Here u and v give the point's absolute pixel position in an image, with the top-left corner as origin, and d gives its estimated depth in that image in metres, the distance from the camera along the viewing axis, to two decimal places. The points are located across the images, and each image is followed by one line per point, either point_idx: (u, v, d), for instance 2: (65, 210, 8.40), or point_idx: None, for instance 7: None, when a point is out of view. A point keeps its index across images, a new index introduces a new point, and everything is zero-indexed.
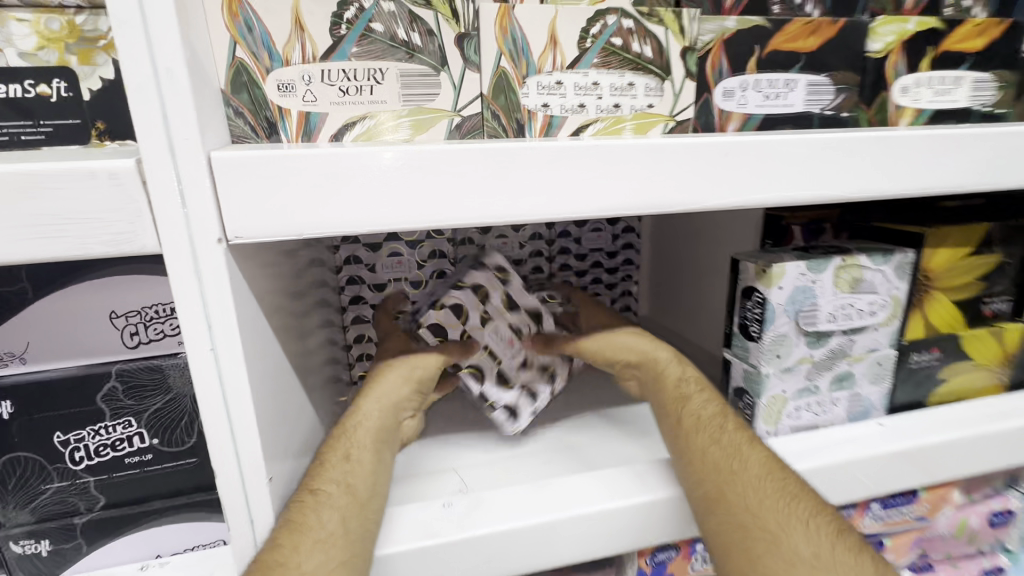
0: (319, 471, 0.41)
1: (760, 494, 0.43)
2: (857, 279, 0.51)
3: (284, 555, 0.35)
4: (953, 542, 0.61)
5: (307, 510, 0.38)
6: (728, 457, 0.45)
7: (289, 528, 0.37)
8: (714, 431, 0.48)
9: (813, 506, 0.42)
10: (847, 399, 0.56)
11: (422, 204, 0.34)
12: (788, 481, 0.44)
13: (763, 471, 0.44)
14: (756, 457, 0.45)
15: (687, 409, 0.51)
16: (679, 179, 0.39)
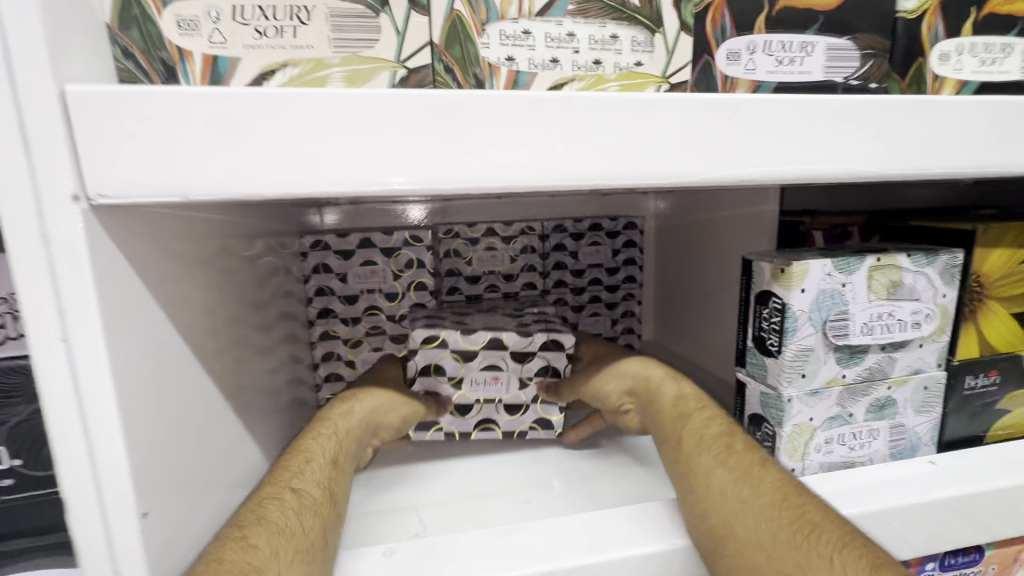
0: (302, 467, 0.38)
1: (770, 530, 0.33)
2: (896, 283, 0.43)
3: (263, 559, 0.30)
4: None
5: (290, 506, 0.34)
6: (735, 482, 0.37)
7: (263, 522, 0.32)
8: (719, 452, 0.40)
9: (840, 537, 0.31)
10: (888, 431, 0.46)
11: (345, 161, 0.27)
12: (808, 508, 0.34)
13: (777, 499, 0.35)
14: (767, 481, 0.36)
15: (690, 426, 0.44)
16: (673, 142, 0.31)
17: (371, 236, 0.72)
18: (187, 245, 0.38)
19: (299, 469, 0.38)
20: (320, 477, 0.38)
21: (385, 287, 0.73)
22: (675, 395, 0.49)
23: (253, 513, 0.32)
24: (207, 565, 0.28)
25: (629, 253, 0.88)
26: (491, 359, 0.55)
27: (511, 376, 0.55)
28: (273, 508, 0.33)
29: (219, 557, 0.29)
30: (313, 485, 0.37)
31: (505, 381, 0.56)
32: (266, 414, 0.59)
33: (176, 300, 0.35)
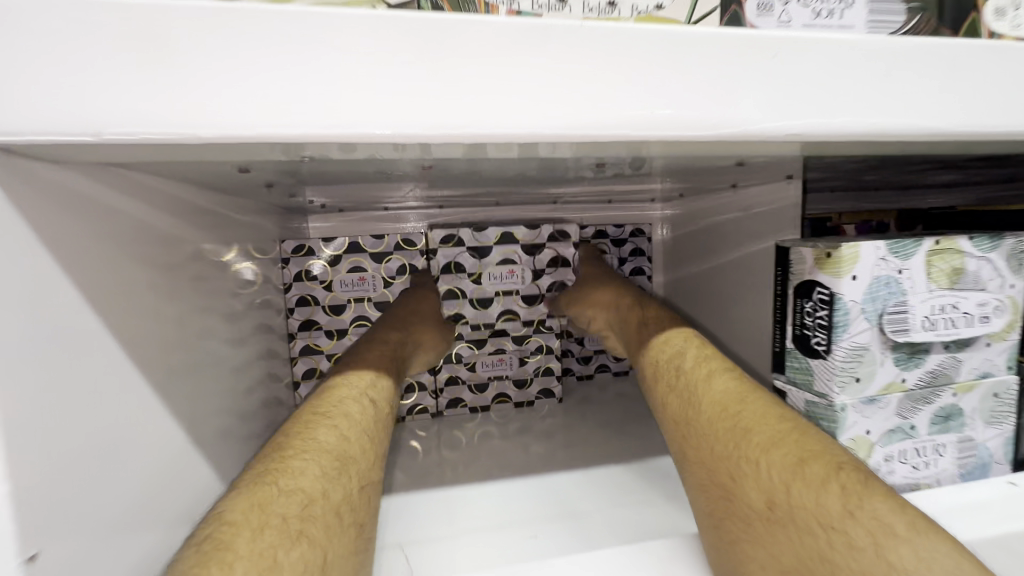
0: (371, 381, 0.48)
1: (711, 443, 0.36)
2: (958, 270, 0.37)
3: (350, 449, 0.38)
4: None
5: (365, 414, 0.42)
6: (686, 404, 0.40)
7: (349, 420, 0.40)
8: (672, 376, 0.44)
9: (767, 439, 0.33)
10: (956, 447, 0.40)
11: (315, 100, 0.22)
12: (744, 412, 0.36)
13: (717, 409, 0.38)
14: (711, 394, 0.39)
15: (655, 357, 0.48)
16: (702, 89, 0.26)
17: (361, 240, 0.70)
18: (127, 229, 0.32)
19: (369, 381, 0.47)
20: (382, 394, 0.47)
21: (374, 295, 0.70)
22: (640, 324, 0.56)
23: (337, 411, 0.40)
24: (304, 443, 0.36)
25: (636, 262, 0.84)
26: (504, 254, 0.70)
27: (524, 271, 0.71)
28: (354, 410, 0.42)
29: (318, 438, 0.37)
30: (377, 398, 0.46)
31: (519, 274, 0.71)
32: (239, 437, 0.52)
33: (100, 292, 0.29)
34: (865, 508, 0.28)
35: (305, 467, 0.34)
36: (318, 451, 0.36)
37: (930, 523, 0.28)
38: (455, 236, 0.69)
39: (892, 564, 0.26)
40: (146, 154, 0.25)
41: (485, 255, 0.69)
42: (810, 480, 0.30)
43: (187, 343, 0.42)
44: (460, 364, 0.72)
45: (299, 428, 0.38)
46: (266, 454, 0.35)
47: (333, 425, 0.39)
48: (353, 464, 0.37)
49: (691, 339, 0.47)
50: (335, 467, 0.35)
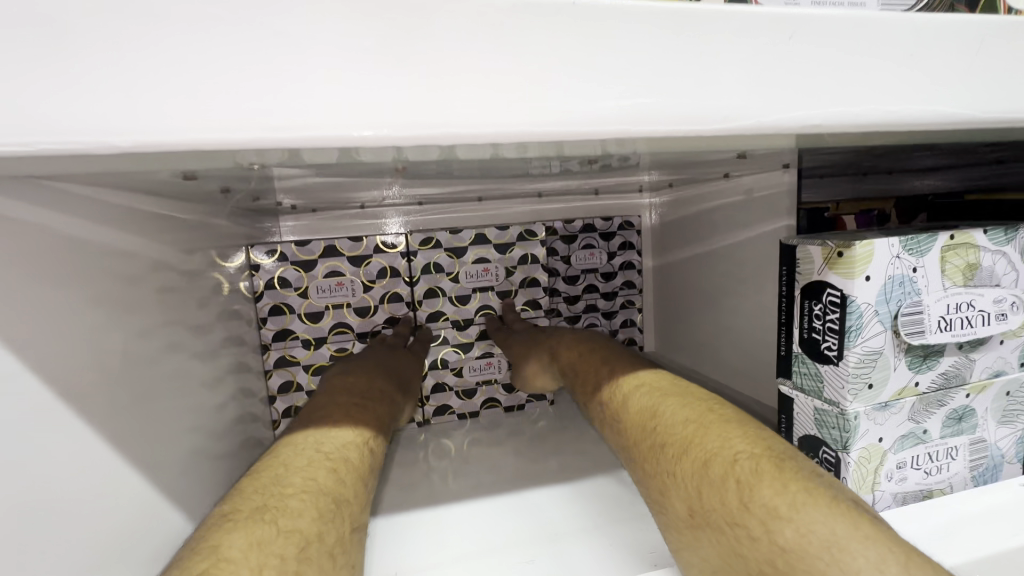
0: (368, 419, 0.43)
1: (637, 458, 0.34)
2: (973, 266, 0.35)
3: (345, 490, 0.33)
4: None
5: (360, 454, 0.37)
6: (614, 420, 0.38)
7: (348, 463, 0.35)
8: (602, 391, 0.42)
9: (679, 442, 0.31)
10: (968, 450, 0.38)
11: (260, 100, 0.19)
12: (659, 417, 0.34)
13: (635, 423, 0.36)
14: (630, 405, 0.37)
15: (581, 390, 0.47)
16: (709, 77, 0.23)
17: (337, 243, 0.66)
18: (50, 247, 0.28)
19: (365, 422, 0.42)
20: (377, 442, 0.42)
21: (353, 300, 0.66)
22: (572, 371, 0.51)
23: (333, 451, 0.35)
24: (304, 482, 0.31)
25: (625, 256, 0.80)
26: (479, 252, 0.69)
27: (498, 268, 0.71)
28: (352, 454, 0.37)
29: (318, 477, 0.32)
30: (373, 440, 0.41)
31: (494, 271, 0.70)
32: (213, 460, 0.49)
33: (11, 324, 0.24)
34: (759, 497, 0.26)
35: (302, 507, 0.29)
36: (318, 489, 0.31)
37: (819, 496, 0.25)
38: (432, 238, 0.68)
39: (785, 550, 0.24)
40: (67, 167, 0.21)
41: (460, 255, 0.69)
42: (709, 481, 0.28)
43: (144, 365, 0.38)
44: (446, 369, 0.69)
45: (297, 461, 0.33)
46: (261, 486, 0.30)
47: (334, 464, 0.34)
48: (346, 514, 0.32)
49: (609, 357, 0.46)
50: (330, 513, 0.31)
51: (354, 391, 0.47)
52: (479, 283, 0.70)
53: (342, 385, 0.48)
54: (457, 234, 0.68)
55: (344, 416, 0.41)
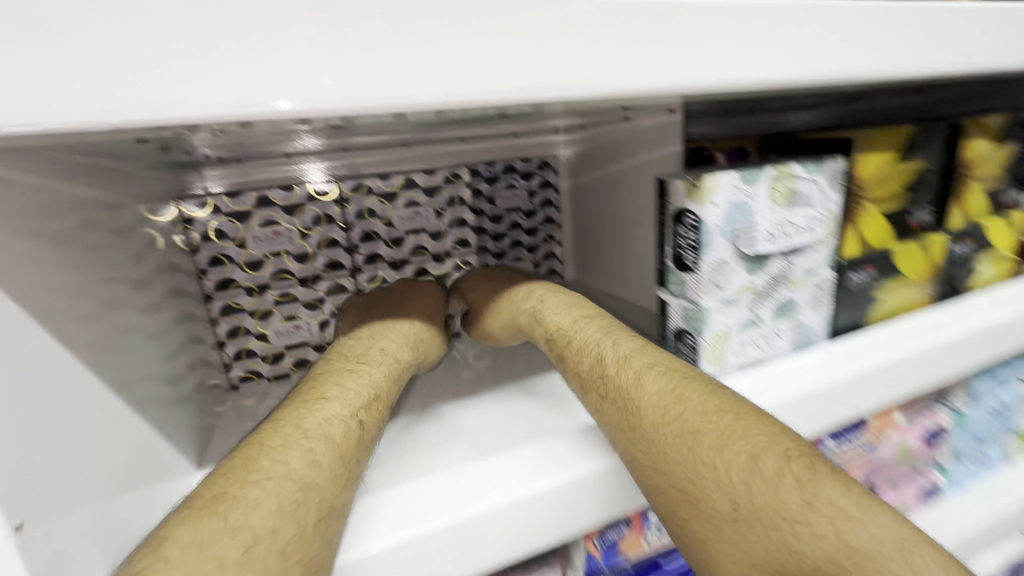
0: (365, 387, 0.44)
1: (656, 447, 0.37)
2: (792, 192, 0.46)
3: (321, 476, 0.34)
4: (897, 466, 0.62)
5: (349, 433, 0.39)
6: (622, 411, 0.40)
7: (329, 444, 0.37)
8: (601, 377, 0.44)
9: (718, 438, 0.35)
10: (790, 330, 0.51)
11: (220, 81, 0.24)
12: (685, 413, 0.37)
13: (660, 417, 0.38)
14: (648, 398, 0.39)
15: (576, 367, 0.48)
16: (579, 53, 0.30)
17: (269, 193, 0.67)
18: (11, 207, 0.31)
19: (360, 392, 0.43)
20: (375, 415, 0.43)
21: (291, 247, 0.69)
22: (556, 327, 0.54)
23: (308, 433, 0.37)
24: (270, 468, 0.33)
25: (545, 194, 0.87)
26: (409, 196, 0.74)
27: (429, 211, 0.76)
28: (337, 430, 0.38)
29: (288, 464, 0.34)
30: (366, 419, 0.41)
31: (425, 213, 0.76)
32: (174, 401, 0.53)
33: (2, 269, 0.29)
34: (823, 497, 0.31)
35: (261, 498, 0.31)
36: (281, 477, 0.33)
37: (873, 503, 0.32)
38: (362, 185, 0.71)
39: (852, 548, 0.29)
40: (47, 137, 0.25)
41: (391, 199, 0.73)
42: (766, 479, 0.32)
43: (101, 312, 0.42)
44: None
45: (273, 441, 0.36)
46: (229, 471, 0.34)
47: (310, 449, 0.35)
48: (314, 503, 0.33)
49: (609, 336, 0.48)
50: (291, 510, 0.32)
51: (349, 363, 0.48)
52: (412, 225, 0.75)
53: (329, 364, 0.48)
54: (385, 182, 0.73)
55: (340, 389, 0.43)
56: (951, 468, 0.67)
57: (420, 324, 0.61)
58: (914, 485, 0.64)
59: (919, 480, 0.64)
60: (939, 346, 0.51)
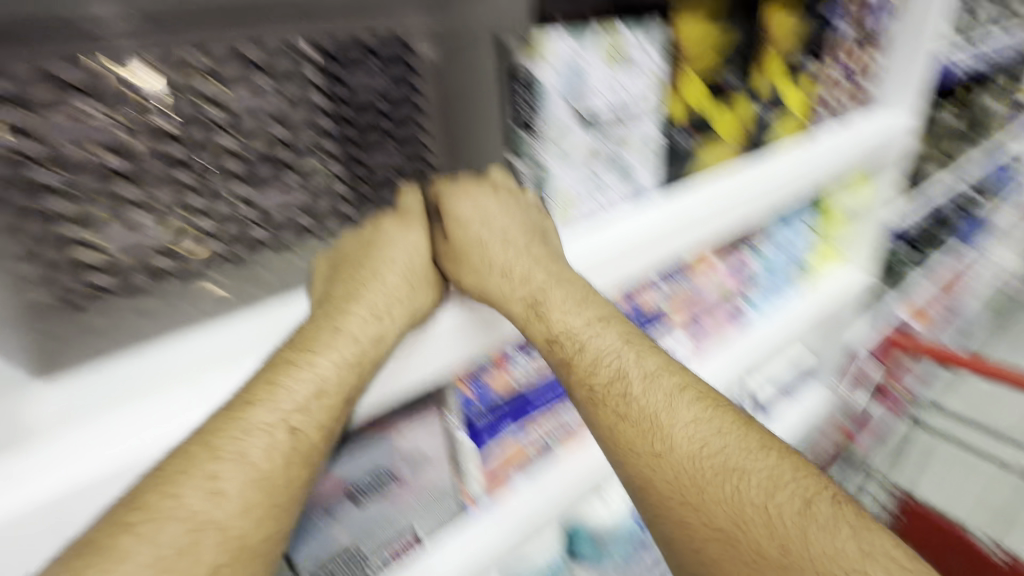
0: (305, 393, 0.41)
1: (692, 477, 0.42)
2: (619, 53, 0.51)
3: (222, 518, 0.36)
4: (715, 301, 0.80)
5: (274, 447, 0.39)
6: (649, 438, 0.44)
7: (244, 466, 0.38)
8: (619, 403, 0.46)
9: (768, 485, 0.40)
10: (625, 188, 0.57)
11: None
12: (726, 456, 0.42)
13: (693, 450, 0.43)
14: (683, 437, 0.43)
15: (586, 382, 0.48)
16: None
17: None
18: None
19: (300, 394, 0.41)
20: (316, 415, 0.41)
21: None
22: (547, 334, 0.49)
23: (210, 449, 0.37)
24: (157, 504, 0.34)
25: None
26: None
27: None
28: (255, 450, 0.38)
29: (181, 499, 0.35)
30: (296, 423, 0.41)
31: None
32: None
33: None
34: (871, 542, 0.37)
35: (137, 548, 0.33)
36: (175, 520, 0.34)
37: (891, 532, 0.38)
38: None
39: None
40: None
41: None
42: (823, 522, 0.38)
43: None
44: None
45: (172, 465, 0.35)
46: (119, 501, 0.34)
47: (212, 477, 0.36)
48: (209, 545, 0.35)
49: (629, 347, 0.48)
50: (171, 560, 0.34)
51: (293, 353, 0.42)
52: None
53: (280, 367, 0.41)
54: (205, 47, 0.32)
55: (273, 390, 0.40)
56: (756, 299, 0.86)
57: (393, 286, 0.46)
58: (725, 312, 0.82)
59: (727, 306, 0.82)
60: (736, 194, 0.62)
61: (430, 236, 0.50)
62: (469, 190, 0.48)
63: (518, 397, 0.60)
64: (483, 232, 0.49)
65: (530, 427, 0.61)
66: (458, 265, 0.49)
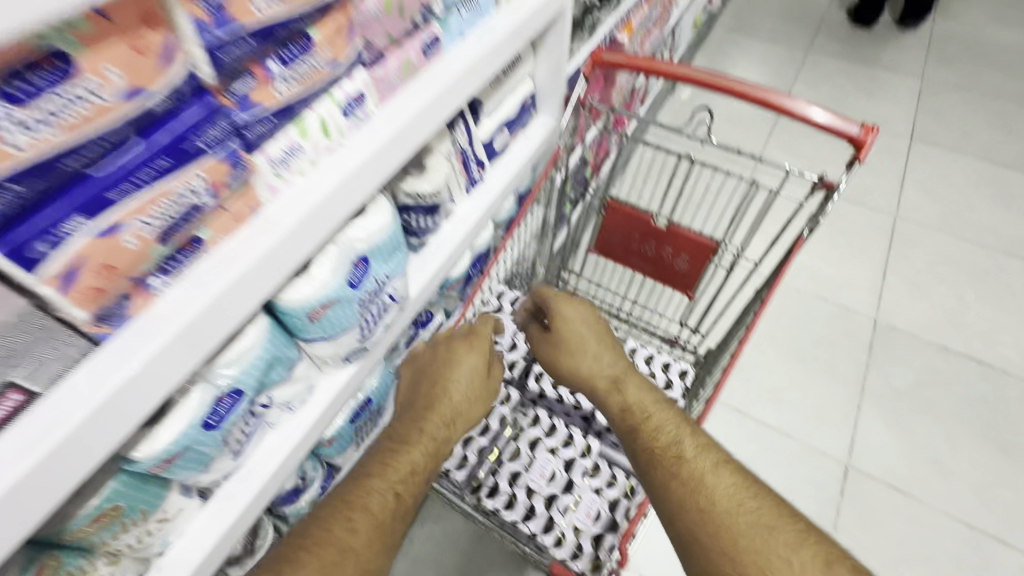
0: (406, 467, 0.70)
1: (727, 528, 0.61)
2: None
3: (361, 545, 0.61)
4: (389, 21, 0.65)
5: (384, 503, 0.66)
6: (693, 492, 0.65)
7: (368, 516, 0.64)
8: (670, 458, 0.68)
9: (788, 546, 0.58)
10: None
11: None
12: (759, 514, 0.61)
13: (730, 507, 0.62)
14: (719, 490, 0.64)
15: (650, 446, 0.70)
16: None
17: None
18: None
19: (404, 468, 0.70)
20: (412, 486, 0.69)
21: None
22: (621, 406, 0.76)
23: (349, 501, 0.64)
24: (316, 539, 0.60)
25: None
26: None
27: None
28: (375, 503, 0.65)
29: (337, 536, 0.60)
30: (402, 490, 0.68)
31: None
32: None
33: None
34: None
35: (314, 558, 0.58)
36: (332, 541, 0.60)
37: None
38: None
39: None
40: None
41: None
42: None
43: None
44: None
45: (337, 515, 0.63)
46: (302, 544, 0.59)
47: (353, 522, 0.62)
48: (352, 565, 0.59)
49: (682, 430, 0.71)
50: (326, 568, 0.57)
51: (399, 445, 0.72)
52: None
53: (406, 435, 0.73)
54: None
55: (387, 468, 0.69)
56: (448, 21, 0.75)
57: (459, 392, 0.78)
58: (416, 41, 0.70)
59: (417, 34, 0.70)
60: None
61: (536, 332, 0.89)
62: (573, 304, 0.86)
63: (52, 167, 0.37)
64: (586, 335, 0.83)
65: (112, 212, 0.41)
66: (554, 352, 0.85)
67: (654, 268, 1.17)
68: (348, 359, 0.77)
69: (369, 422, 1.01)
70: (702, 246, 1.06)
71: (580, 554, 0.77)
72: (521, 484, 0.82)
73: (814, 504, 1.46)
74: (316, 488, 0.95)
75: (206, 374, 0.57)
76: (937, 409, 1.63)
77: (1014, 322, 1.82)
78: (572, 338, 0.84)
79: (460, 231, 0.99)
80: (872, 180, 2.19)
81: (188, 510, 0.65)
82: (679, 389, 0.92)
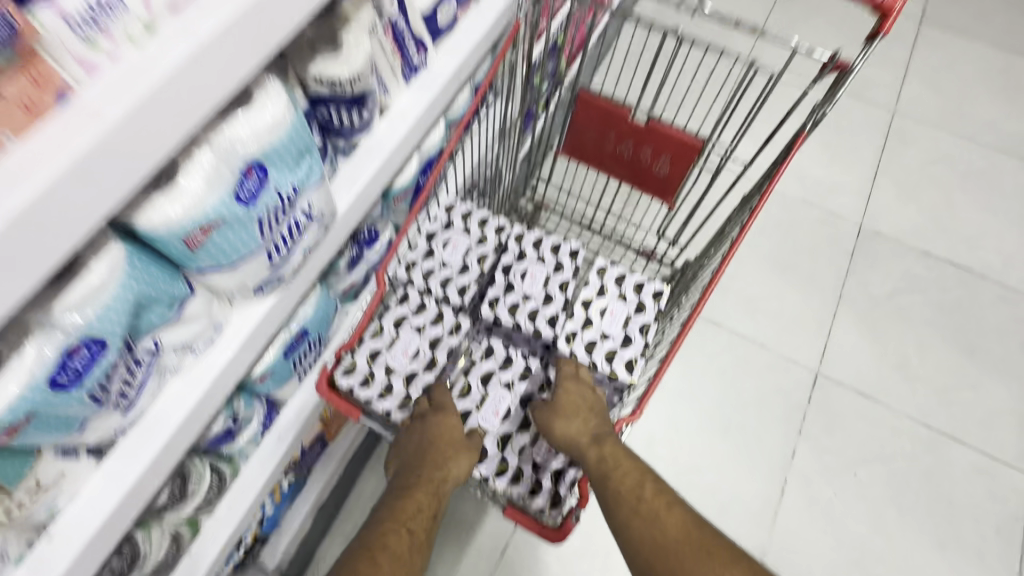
0: (416, 505, 0.70)
1: (674, 556, 0.65)
2: None
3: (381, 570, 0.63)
4: None
5: (401, 540, 0.66)
6: (648, 528, 0.67)
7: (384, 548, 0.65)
8: (632, 503, 0.70)
9: (721, 562, 0.63)
10: None
11: None
12: (700, 538, 0.66)
13: (678, 534, 0.66)
14: (672, 521, 0.67)
15: (616, 486, 0.71)
16: None
17: None
18: None
19: (420, 511, 0.70)
20: (426, 520, 0.71)
21: None
22: (597, 456, 0.71)
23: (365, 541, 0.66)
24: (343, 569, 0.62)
25: None
26: None
27: None
28: (393, 542, 0.66)
29: (362, 562, 0.63)
30: (412, 528, 0.68)
31: None
32: None
33: None
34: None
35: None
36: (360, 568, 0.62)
37: None
38: None
39: None
40: None
41: None
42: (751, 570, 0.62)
43: None
44: None
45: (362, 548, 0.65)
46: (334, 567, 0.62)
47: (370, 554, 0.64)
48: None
49: (641, 474, 0.71)
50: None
51: (406, 491, 0.72)
52: None
53: (405, 483, 0.73)
54: None
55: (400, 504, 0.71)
56: None
57: (449, 447, 0.72)
58: None
59: None
60: None
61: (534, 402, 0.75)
62: (578, 373, 0.77)
63: None
64: (586, 400, 0.74)
65: None
66: (550, 418, 0.72)
67: (631, 174, 1.03)
68: (259, 291, 0.64)
69: (311, 352, 0.90)
70: (686, 146, 0.91)
71: (539, 490, 0.73)
72: (472, 425, 0.76)
73: (781, 411, 1.46)
74: (256, 426, 0.87)
75: (43, 323, 0.44)
76: (911, 315, 1.60)
77: (999, 225, 1.75)
78: (573, 403, 0.73)
79: (399, 130, 0.80)
80: (873, 72, 1.99)
81: (78, 470, 0.56)
82: (654, 311, 0.81)
